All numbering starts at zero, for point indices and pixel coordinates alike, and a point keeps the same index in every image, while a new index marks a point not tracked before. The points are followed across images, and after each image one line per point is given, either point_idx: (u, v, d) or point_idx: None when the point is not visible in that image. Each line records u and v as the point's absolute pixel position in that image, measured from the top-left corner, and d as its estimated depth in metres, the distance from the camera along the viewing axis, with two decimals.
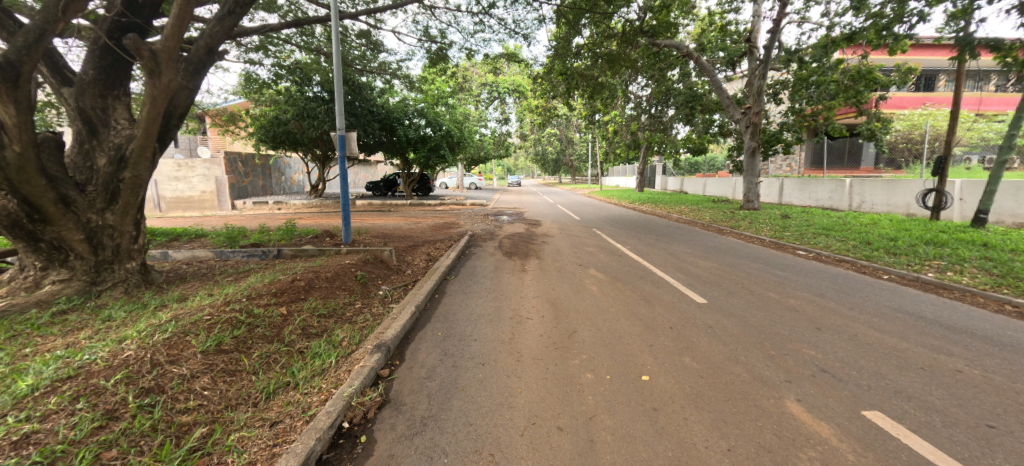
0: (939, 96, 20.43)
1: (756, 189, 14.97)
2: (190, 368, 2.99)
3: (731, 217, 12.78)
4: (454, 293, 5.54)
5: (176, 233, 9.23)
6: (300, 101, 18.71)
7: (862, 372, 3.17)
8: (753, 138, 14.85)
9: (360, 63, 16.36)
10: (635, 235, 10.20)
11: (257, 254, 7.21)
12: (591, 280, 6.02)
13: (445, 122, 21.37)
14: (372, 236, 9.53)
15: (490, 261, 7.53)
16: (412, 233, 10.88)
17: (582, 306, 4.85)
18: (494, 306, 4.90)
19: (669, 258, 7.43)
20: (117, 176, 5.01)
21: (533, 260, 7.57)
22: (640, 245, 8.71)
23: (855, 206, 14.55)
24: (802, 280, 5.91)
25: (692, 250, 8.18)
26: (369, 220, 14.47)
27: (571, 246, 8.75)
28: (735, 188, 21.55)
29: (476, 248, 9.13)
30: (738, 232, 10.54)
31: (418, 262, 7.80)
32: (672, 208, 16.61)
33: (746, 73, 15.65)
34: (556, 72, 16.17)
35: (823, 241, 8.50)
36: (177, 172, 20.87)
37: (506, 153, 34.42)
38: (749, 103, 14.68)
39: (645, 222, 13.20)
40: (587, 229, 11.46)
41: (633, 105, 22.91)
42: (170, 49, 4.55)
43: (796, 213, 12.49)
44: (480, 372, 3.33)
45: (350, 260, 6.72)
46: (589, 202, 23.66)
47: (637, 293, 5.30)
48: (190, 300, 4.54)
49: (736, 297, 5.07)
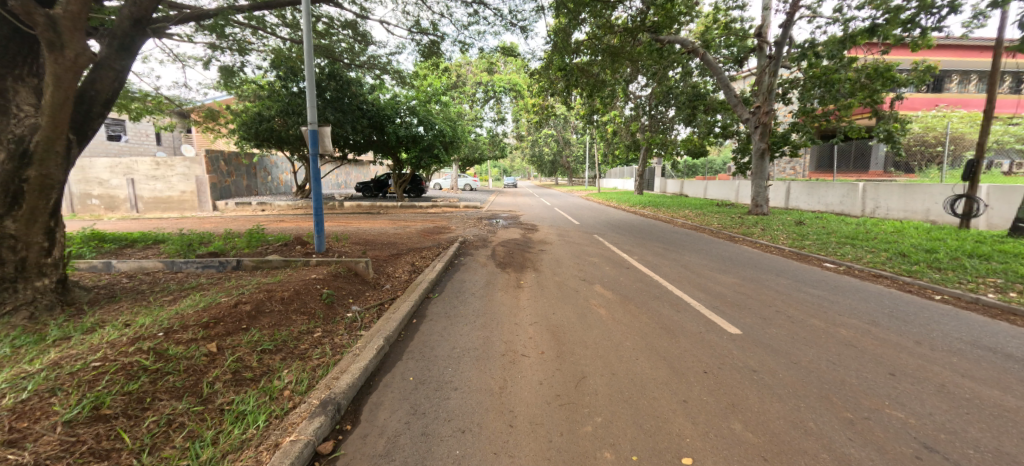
0: (952, 98, 19.74)
1: (765, 193, 14.17)
2: (36, 453, 2.10)
3: (740, 223, 11.96)
4: (436, 318, 4.64)
5: (131, 239, 8.24)
6: (286, 97, 17.77)
7: (981, 450, 2.31)
8: (762, 139, 14.01)
9: (348, 55, 15.51)
10: (641, 242, 9.34)
11: (213, 266, 6.31)
12: (598, 300, 5.14)
13: (438, 121, 20.50)
14: (351, 243, 8.61)
15: (481, 274, 6.63)
16: (397, 238, 9.97)
17: (590, 337, 3.98)
18: (483, 338, 4.01)
19: (683, 272, 6.57)
20: (19, 175, 4.07)
21: (530, 273, 6.68)
22: (647, 255, 7.86)
23: (868, 212, 13.82)
24: (844, 302, 5.06)
25: (707, 262, 7.31)
26: (354, 224, 13.55)
27: (572, 256, 7.88)
28: (738, 191, 20.75)
29: (466, 257, 8.23)
30: (752, 240, 9.71)
31: (400, 274, 6.88)
32: (676, 212, 15.80)
33: (754, 69, 14.89)
34: (555, 68, 15.32)
35: (850, 252, 7.67)
36: (155, 171, 20.04)
37: (502, 154, 33.49)
38: (758, 102, 13.84)
39: (649, 227, 12.38)
40: (587, 235, 10.60)
41: (632, 105, 22.15)
42: (73, 14, 3.69)
43: (810, 220, 11.69)
44: (458, 446, 2.43)
45: (318, 274, 5.79)
46: (587, 205, 22.84)
47: (654, 319, 4.42)
48: (97, 332, 3.59)
49: (774, 327, 4.20)
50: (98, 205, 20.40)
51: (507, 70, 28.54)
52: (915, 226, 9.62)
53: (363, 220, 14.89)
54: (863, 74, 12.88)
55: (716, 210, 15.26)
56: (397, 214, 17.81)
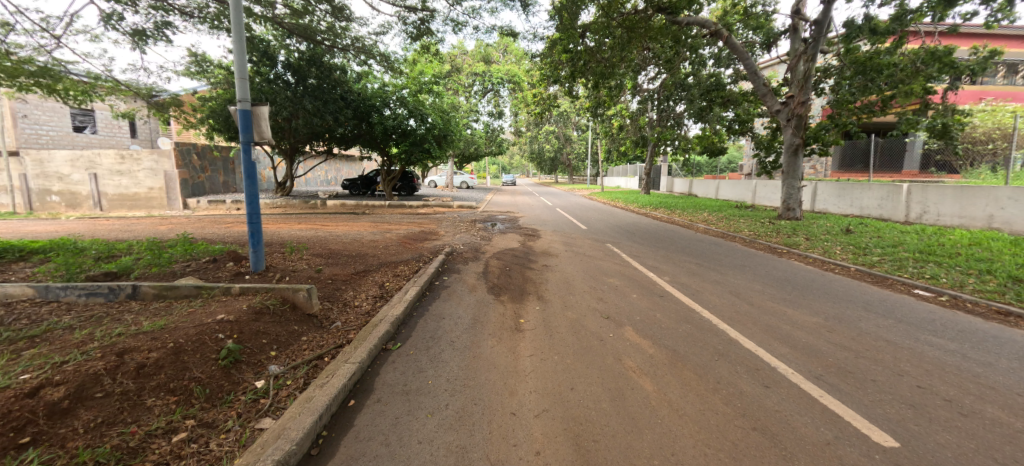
0: (996, 91, 18.14)
1: (797, 194, 12.51)
2: None
3: (775, 230, 10.29)
4: (385, 399, 2.92)
5: (29, 248, 6.56)
6: (258, 84, 16.12)
7: None
8: (796, 133, 12.21)
9: (327, 35, 13.77)
10: (666, 255, 7.70)
11: (100, 294, 4.61)
12: (637, 360, 3.43)
13: (430, 112, 18.72)
14: (309, 258, 6.92)
15: (467, 305, 4.92)
16: (372, 248, 8.25)
17: (646, 456, 2.27)
18: (455, 457, 2.30)
19: (740, 304, 4.88)
20: None
21: (533, 303, 4.96)
22: (680, 275, 6.17)
23: (913, 217, 12.21)
24: (1005, 367, 3.38)
25: (762, 287, 5.61)
26: (331, 227, 11.84)
27: (585, 276, 6.16)
28: (755, 191, 19.06)
29: (451, 275, 6.51)
30: (799, 252, 8.03)
31: (359, 304, 5.19)
32: (693, 215, 14.10)
33: (786, 54, 13.15)
34: (559, 51, 13.64)
35: (942, 274, 6.02)
36: (120, 165, 18.32)
37: (501, 150, 31.66)
38: (793, 91, 12.08)
39: (668, 233, 10.74)
40: (599, 244, 8.96)
41: (639, 98, 20.40)
42: None
43: (858, 227, 10.04)
44: None
45: (231, 309, 4.06)
46: (591, 205, 21.09)
47: (739, 408, 2.72)
48: None
49: (948, 430, 2.51)
50: (59, 202, 18.72)
51: (505, 60, 26.83)
52: (995, 237, 7.99)
53: (341, 223, 13.16)
54: (917, 58, 11.10)
55: (739, 214, 13.63)
56: (382, 215, 16.08)
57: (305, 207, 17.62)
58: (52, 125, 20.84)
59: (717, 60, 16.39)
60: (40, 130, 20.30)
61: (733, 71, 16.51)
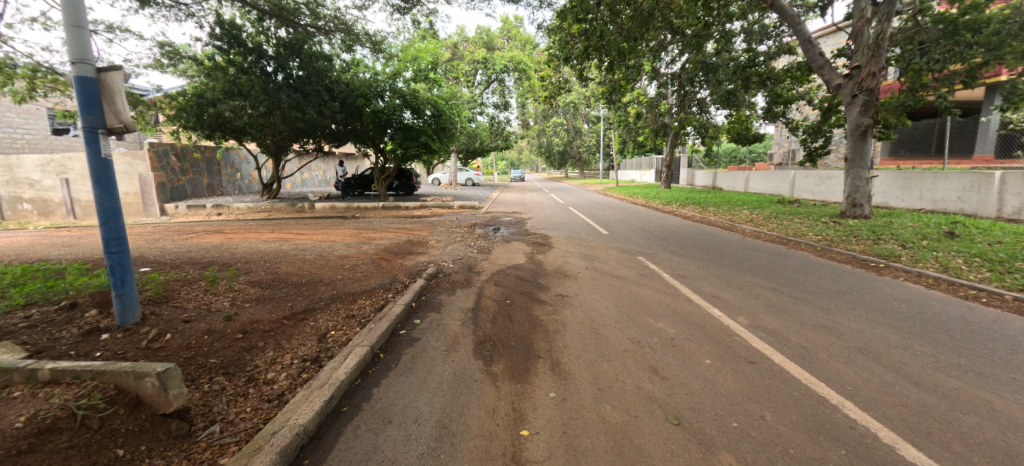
0: None
1: (865, 187, 10.33)
2: None
3: (849, 233, 8.18)
4: None
5: None
6: (233, 75, 14.32)
7: None
8: (864, 112, 9.97)
9: (306, 16, 11.87)
10: (723, 275, 5.67)
11: None
12: None
13: (427, 103, 16.78)
14: (239, 292, 5.07)
15: (437, 387, 3.00)
16: (333, 269, 6.33)
17: None
18: None
19: (897, 384, 2.86)
20: None
21: (545, 381, 3.01)
22: (761, 315, 4.15)
23: (1008, 214, 9.93)
24: None
25: (903, 339, 3.58)
26: (303, 237, 10.00)
27: (621, 318, 4.17)
28: (795, 183, 16.75)
29: (429, 315, 4.58)
30: (905, 266, 5.89)
31: (271, 382, 3.27)
32: (733, 214, 11.98)
33: (846, 18, 10.87)
34: (570, 23, 11.49)
35: None
36: None
37: (506, 144, 29.60)
38: (858, 61, 9.83)
39: (711, 238, 8.70)
40: (629, 257, 6.96)
41: (660, 82, 18.13)
42: None
43: (961, 229, 7.86)
44: None
45: None
46: (606, 202, 19.05)
47: None
48: None
49: None
50: (31, 210, 17.31)
51: (510, 47, 24.84)
52: None
53: (320, 230, 11.37)
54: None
55: (790, 211, 11.46)
56: (371, 219, 14.28)
57: (292, 211, 15.99)
58: (28, 128, 19.24)
59: (749, 34, 14.22)
60: (14, 134, 18.77)
61: (769, 46, 14.30)
